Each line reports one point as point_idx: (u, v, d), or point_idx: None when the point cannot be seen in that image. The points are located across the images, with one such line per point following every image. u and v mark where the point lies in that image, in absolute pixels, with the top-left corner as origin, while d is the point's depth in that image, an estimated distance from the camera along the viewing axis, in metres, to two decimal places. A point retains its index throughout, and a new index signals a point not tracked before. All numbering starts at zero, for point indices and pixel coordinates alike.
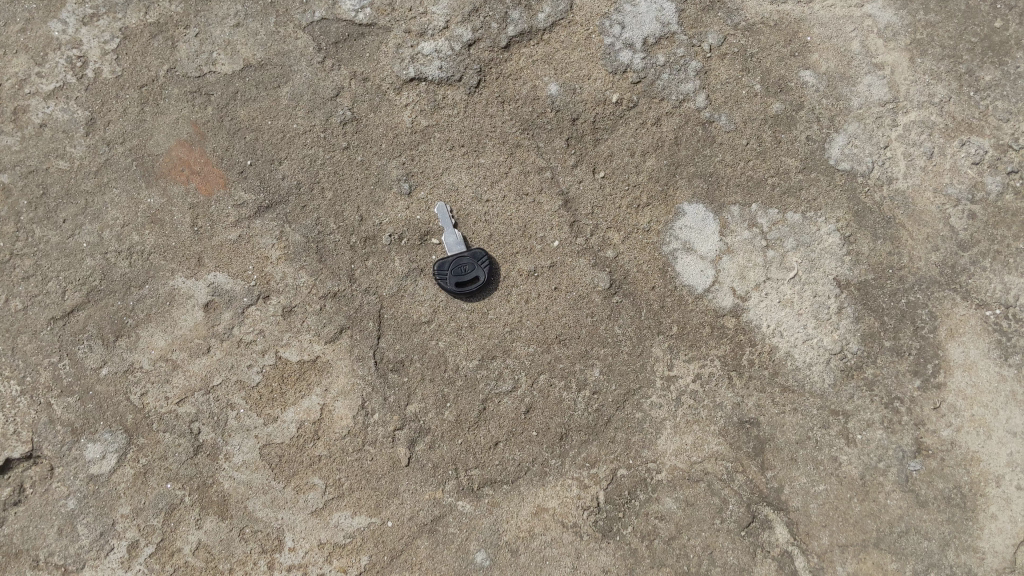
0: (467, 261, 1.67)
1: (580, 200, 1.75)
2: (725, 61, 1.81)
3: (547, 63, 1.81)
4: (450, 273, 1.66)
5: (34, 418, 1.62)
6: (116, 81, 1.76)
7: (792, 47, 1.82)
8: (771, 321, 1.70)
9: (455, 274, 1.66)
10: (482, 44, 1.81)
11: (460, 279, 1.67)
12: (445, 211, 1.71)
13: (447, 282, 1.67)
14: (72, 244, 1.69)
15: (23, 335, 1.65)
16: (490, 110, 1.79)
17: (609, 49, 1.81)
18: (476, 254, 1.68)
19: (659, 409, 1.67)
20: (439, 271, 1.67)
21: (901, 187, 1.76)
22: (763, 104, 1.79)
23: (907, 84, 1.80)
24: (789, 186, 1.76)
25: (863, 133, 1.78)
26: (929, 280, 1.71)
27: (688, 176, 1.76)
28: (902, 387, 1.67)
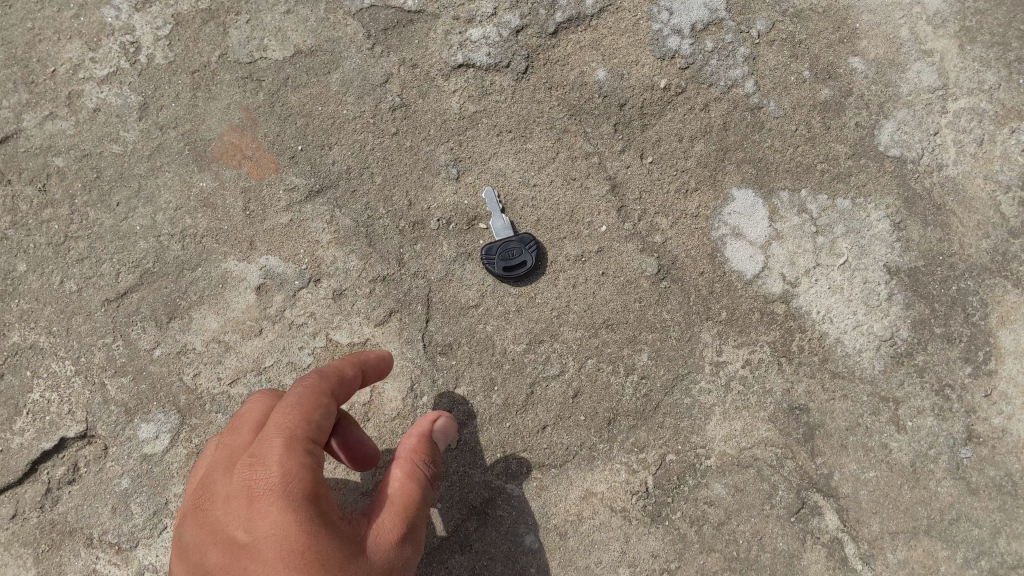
0: (516, 246, 1.69)
1: (627, 186, 1.76)
2: (774, 47, 1.81)
3: (594, 50, 1.82)
4: (497, 257, 1.68)
5: (89, 398, 1.63)
6: (169, 66, 1.79)
7: (841, 34, 1.83)
8: (820, 308, 1.69)
9: (502, 259, 1.68)
10: (530, 31, 1.81)
11: (507, 263, 1.68)
12: (492, 195, 1.72)
13: (495, 267, 1.68)
14: (125, 227, 1.71)
15: (77, 316, 1.67)
16: (538, 96, 1.79)
17: (657, 34, 1.81)
18: (524, 239, 1.70)
19: (708, 395, 1.66)
20: (487, 256, 1.68)
21: (951, 173, 1.75)
22: (811, 91, 1.79)
23: (957, 71, 1.80)
24: (839, 172, 1.76)
25: (912, 120, 1.78)
26: (980, 267, 1.71)
27: (736, 162, 1.76)
28: (952, 374, 1.66)
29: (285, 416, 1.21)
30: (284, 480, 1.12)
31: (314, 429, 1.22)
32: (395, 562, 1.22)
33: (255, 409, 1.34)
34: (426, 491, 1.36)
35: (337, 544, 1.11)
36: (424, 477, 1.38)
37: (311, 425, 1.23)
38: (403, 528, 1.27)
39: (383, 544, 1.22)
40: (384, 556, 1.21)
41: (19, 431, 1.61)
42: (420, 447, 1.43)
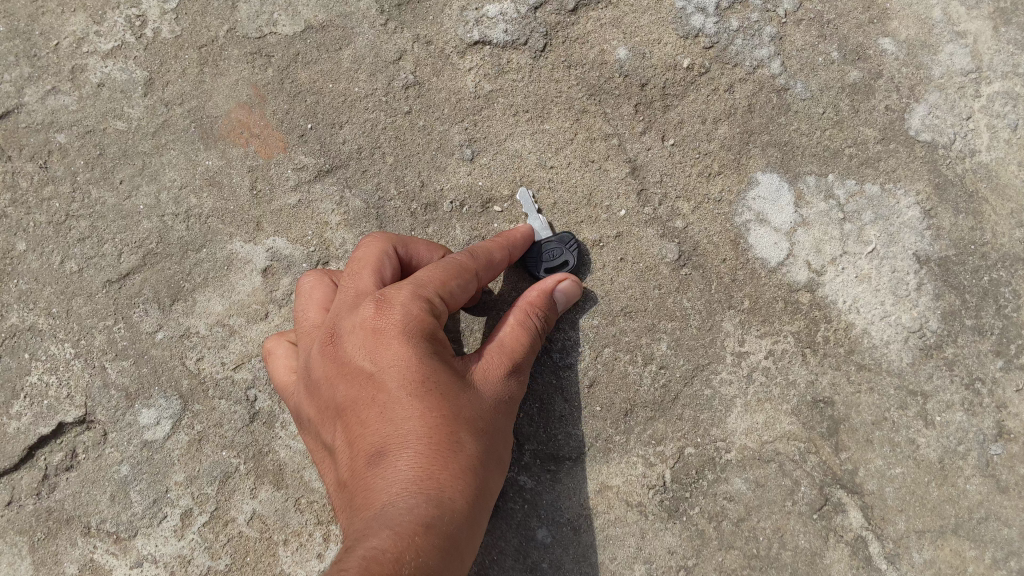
0: (556, 247, 1.62)
1: (647, 168, 1.70)
2: (801, 27, 1.75)
3: (615, 28, 1.76)
4: (539, 262, 1.62)
5: (89, 381, 1.58)
6: (176, 41, 1.74)
7: (871, 15, 1.77)
8: (847, 298, 1.63)
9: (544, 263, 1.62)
10: (549, 8, 1.75)
11: (550, 266, 1.62)
12: (526, 196, 1.65)
13: (539, 273, 1.62)
14: (128, 206, 1.66)
15: (78, 297, 1.61)
16: (556, 75, 1.74)
17: (680, 13, 1.76)
18: (564, 239, 1.63)
19: (729, 386, 1.60)
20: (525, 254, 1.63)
21: (984, 160, 1.69)
22: (839, 72, 1.73)
23: (991, 54, 1.74)
24: (867, 157, 1.69)
25: (944, 104, 1.72)
26: (1014, 257, 1.64)
27: (761, 145, 1.70)
28: (983, 368, 1.59)
29: (418, 369, 1.26)
30: (426, 427, 1.22)
31: (442, 375, 1.28)
32: (502, 402, 1.36)
33: (396, 295, 1.32)
34: (533, 344, 1.45)
35: (478, 486, 1.25)
36: (536, 332, 1.46)
37: (436, 376, 1.27)
38: (511, 397, 1.39)
39: (493, 383, 1.36)
40: (500, 397, 1.37)
41: (16, 415, 1.56)
42: (534, 301, 1.48)
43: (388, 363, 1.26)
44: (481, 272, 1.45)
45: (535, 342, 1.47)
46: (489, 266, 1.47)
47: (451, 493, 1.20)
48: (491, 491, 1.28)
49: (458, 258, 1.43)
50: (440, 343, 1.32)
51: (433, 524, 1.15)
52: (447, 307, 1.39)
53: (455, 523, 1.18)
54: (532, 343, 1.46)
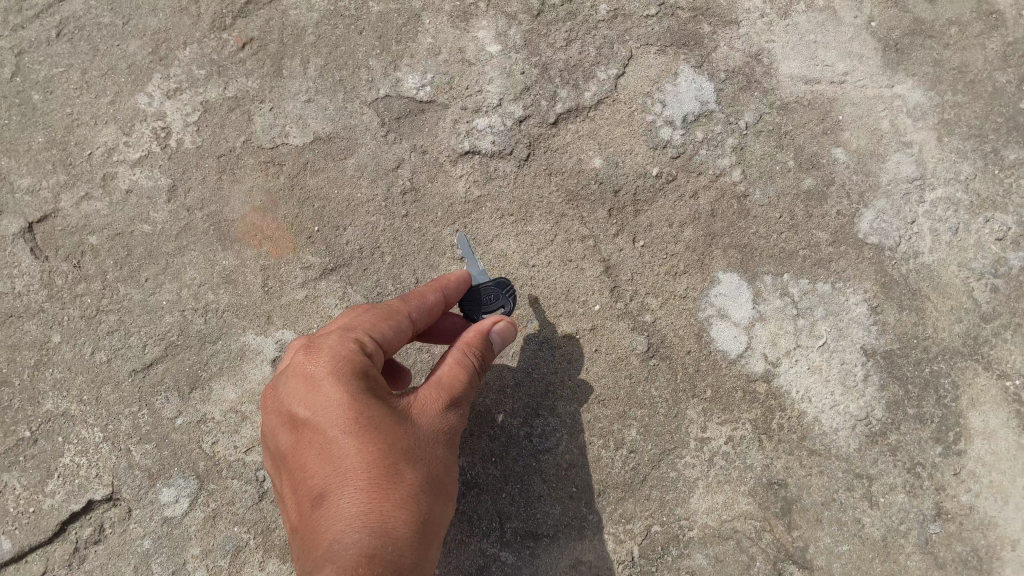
0: (493, 291, 1.70)
1: (620, 267, 1.88)
2: (760, 137, 1.94)
3: (591, 138, 1.96)
4: (476, 307, 1.70)
5: (115, 462, 1.75)
6: (197, 151, 1.94)
7: (825, 125, 1.95)
8: (799, 388, 1.80)
9: (480, 308, 1.69)
10: (532, 121, 1.96)
11: (486, 311, 1.70)
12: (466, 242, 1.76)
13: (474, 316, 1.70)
14: (153, 301, 1.84)
15: (107, 385, 1.80)
16: (538, 181, 1.93)
17: (650, 125, 1.95)
18: (500, 283, 1.71)
19: (692, 469, 1.77)
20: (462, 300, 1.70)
21: (927, 261, 1.86)
22: (795, 179, 1.91)
23: (934, 162, 1.92)
24: (820, 258, 1.87)
25: (891, 209, 1.89)
26: (952, 350, 1.81)
27: (723, 246, 1.88)
28: (923, 453, 1.76)
29: (352, 410, 1.35)
30: (364, 464, 1.32)
31: (377, 413, 1.37)
32: (442, 434, 1.44)
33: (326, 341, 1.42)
34: (470, 381, 1.50)
35: (422, 515, 1.34)
36: (473, 368, 1.51)
37: (372, 413, 1.36)
38: (451, 428, 1.47)
39: (430, 417, 1.44)
40: (440, 425, 1.44)
41: (50, 493, 1.73)
42: (472, 340, 1.52)
43: (321, 406, 1.36)
44: (416, 315, 1.54)
45: (473, 377, 1.51)
46: (424, 311, 1.56)
47: (394, 526, 1.30)
48: (438, 520, 1.38)
49: (389, 306, 1.53)
50: (375, 381, 1.41)
51: (375, 556, 1.25)
52: (382, 351, 1.48)
53: (400, 552, 1.29)
54: (467, 379, 1.50)
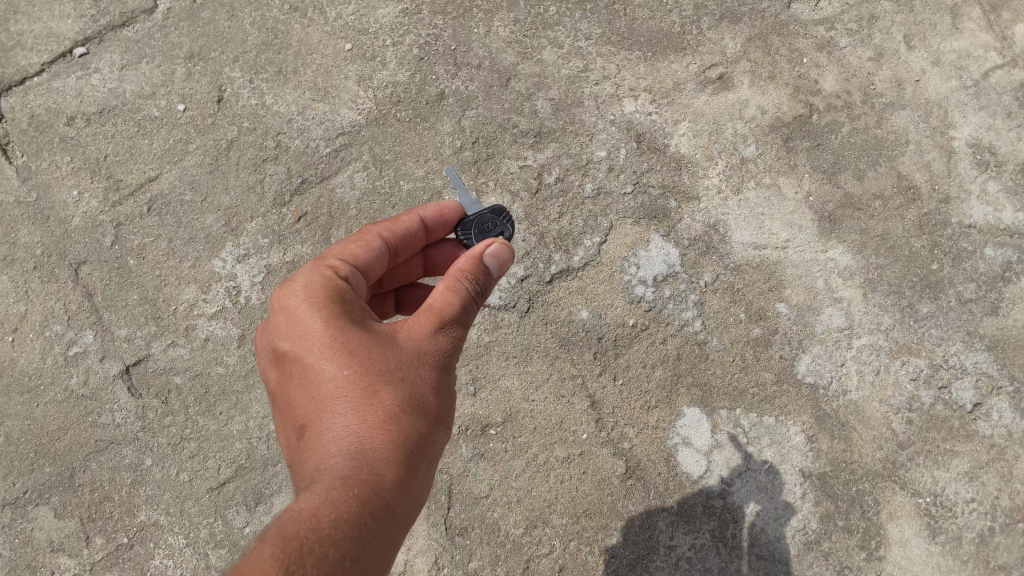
0: (488, 219, 1.94)
1: (603, 401, 2.32)
2: (717, 294, 2.39)
3: (580, 294, 2.42)
4: (474, 232, 1.94)
5: (196, 563, 2.18)
6: (262, 305, 2.38)
7: (770, 284, 2.40)
8: (749, 504, 2.20)
9: (479, 231, 1.94)
10: (531, 279, 2.44)
11: (484, 234, 1.94)
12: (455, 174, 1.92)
13: (473, 239, 1.95)
14: (226, 430, 2.27)
15: (189, 500, 2.23)
16: (537, 330, 2.39)
17: (627, 284, 2.41)
18: (496, 210, 1.95)
19: (662, 570, 2.17)
20: (465, 230, 1.95)
21: (853, 397, 2.28)
22: (745, 329, 2.36)
23: (861, 314, 2.36)
24: (766, 394, 2.29)
25: (823, 354, 2.32)
26: (875, 473, 2.22)
27: (687, 385, 2.32)
28: (850, 558, 2.16)
29: (333, 347, 1.63)
30: (347, 387, 1.60)
31: (358, 346, 1.64)
32: (430, 356, 1.67)
33: (308, 274, 1.73)
34: (462, 303, 1.70)
35: (405, 433, 1.58)
36: (467, 292, 1.71)
37: (353, 348, 1.63)
38: (439, 346, 1.70)
39: (418, 340, 1.68)
40: (426, 347, 1.67)
41: None
42: (464, 267, 1.72)
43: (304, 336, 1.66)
44: (389, 236, 1.91)
45: (468, 302, 1.72)
46: (398, 234, 1.94)
47: (376, 449, 1.55)
48: (421, 438, 1.61)
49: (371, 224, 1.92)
50: (354, 311, 1.70)
51: (353, 473, 1.50)
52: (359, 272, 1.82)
53: (380, 467, 1.53)
54: (461, 303, 1.70)
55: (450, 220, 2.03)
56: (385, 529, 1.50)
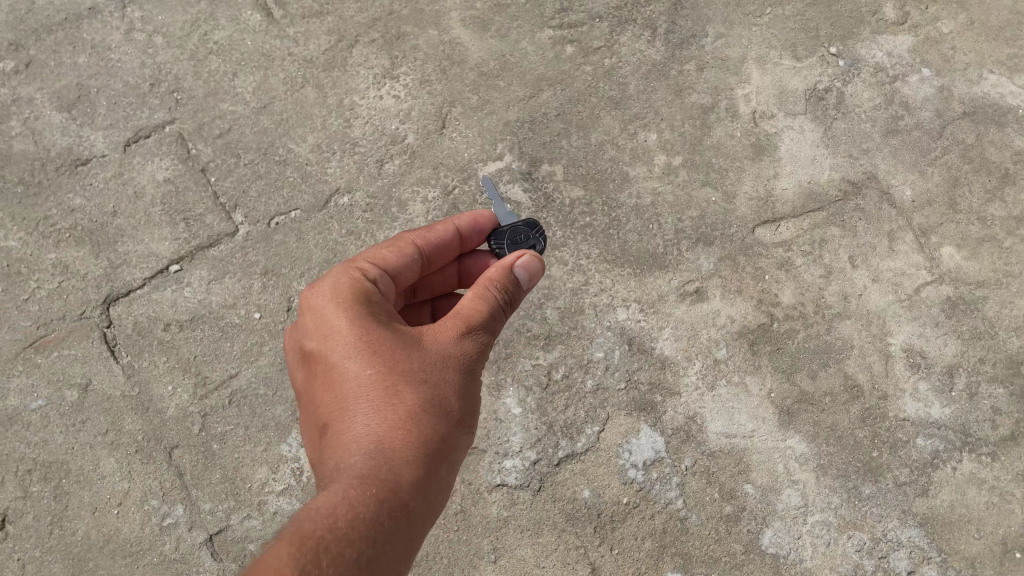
0: (522, 233, 2.62)
1: (602, 567, 2.82)
2: (695, 476, 2.91)
3: (583, 475, 2.93)
4: (508, 241, 2.60)
5: None
6: None
7: (739, 467, 2.92)
8: None
9: (511, 241, 2.60)
10: (542, 461, 2.95)
11: (517, 243, 2.61)
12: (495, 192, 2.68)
13: (505, 247, 2.60)
14: None
15: None
16: (547, 505, 2.90)
17: (622, 467, 2.94)
18: (530, 226, 2.64)
19: None
20: (498, 240, 2.61)
21: (808, 565, 2.78)
22: (719, 506, 2.86)
23: (815, 494, 2.86)
24: (735, 562, 2.79)
25: (783, 528, 2.83)
26: None
27: (671, 554, 2.81)
28: None
29: (365, 360, 2.16)
30: (377, 388, 2.13)
31: (386, 358, 2.17)
32: (449, 361, 2.20)
33: (346, 287, 2.28)
34: (483, 310, 2.26)
35: (422, 431, 2.10)
36: (494, 298, 2.28)
37: (382, 358, 2.16)
38: (459, 347, 2.23)
39: (444, 340, 2.22)
40: (445, 352, 2.21)
41: None
42: (489, 280, 2.29)
43: (338, 347, 2.19)
44: (422, 246, 2.50)
45: (489, 309, 2.27)
46: (433, 244, 2.53)
47: (395, 450, 2.05)
48: (436, 435, 2.12)
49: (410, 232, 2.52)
50: (384, 323, 2.24)
51: (375, 472, 1.99)
52: (391, 271, 2.42)
53: (399, 464, 2.03)
54: (490, 304, 2.27)
55: (480, 229, 2.62)
56: (403, 521, 1.97)
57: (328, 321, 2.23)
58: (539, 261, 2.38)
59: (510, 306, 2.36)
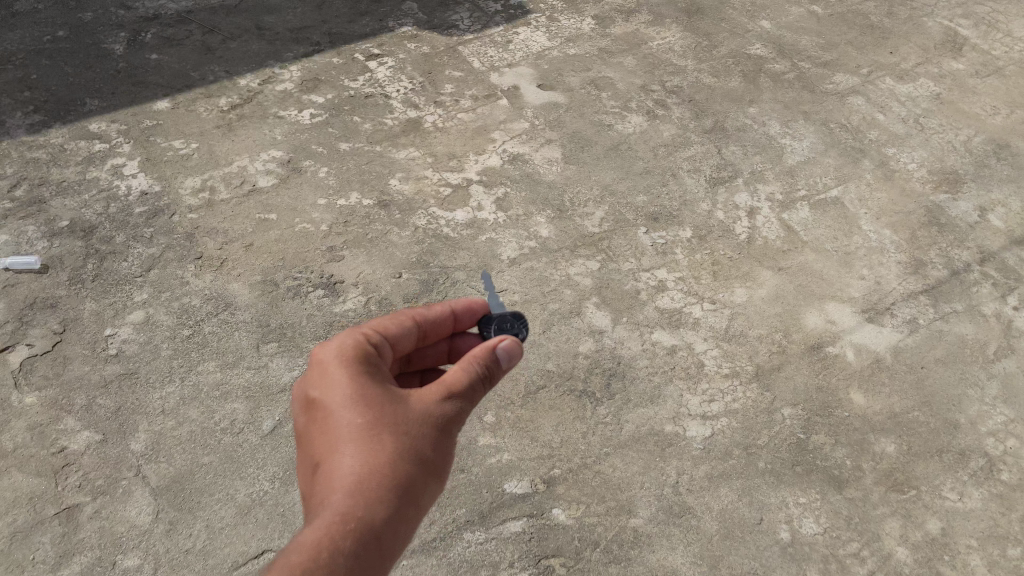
0: (508, 323, 4.30)
1: None
2: None
3: None
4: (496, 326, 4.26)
5: None
6: None
7: None
8: None
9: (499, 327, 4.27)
10: None
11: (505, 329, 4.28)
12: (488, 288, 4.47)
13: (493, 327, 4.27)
14: None
15: None
16: None
17: None
18: (515, 320, 4.33)
19: None
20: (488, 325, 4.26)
21: None
22: None
23: None
24: None
25: None
26: None
27: None
28: None
29: (357, 421, 3.44)
30: (366, 439, 3.40)
31: (370, 420, 3.45)
32: (422, 423, 3.53)
33: (351, 353, 3.61)
34: (456, 380, 3.63)
35: (392, 472, 3.33)
36: (471, 371, 3.66)
37: (368, 420, 3.45)
38: (436, 413, 3.57)
39: (428, 407, 3.57)
40: (419, 417, 3.54)
41: None
42: (472, 358, 3.69)
43: (340, 401, 3.49)
44: (418, 320, 3.93)
45: (469, 377, 3.66)
46: (435, 320, 3.99)
47: (370, 492, 3.24)
48: (405, 477, 3.35)
49: (417, 310, 3.95)
50: (377, 387, 3.56)
51: (350, 511, 3.14)
52: (390, 339, 3.82)
53: (372, 502, 3.21)
54: (467, 376, 3.65)
55: (470, 313, 4.15)
56: (371, 539, 3.11)
57: (337, 380, 3.53)
58: (516, 345, 3.76)
59: (487, 377, 3.72)
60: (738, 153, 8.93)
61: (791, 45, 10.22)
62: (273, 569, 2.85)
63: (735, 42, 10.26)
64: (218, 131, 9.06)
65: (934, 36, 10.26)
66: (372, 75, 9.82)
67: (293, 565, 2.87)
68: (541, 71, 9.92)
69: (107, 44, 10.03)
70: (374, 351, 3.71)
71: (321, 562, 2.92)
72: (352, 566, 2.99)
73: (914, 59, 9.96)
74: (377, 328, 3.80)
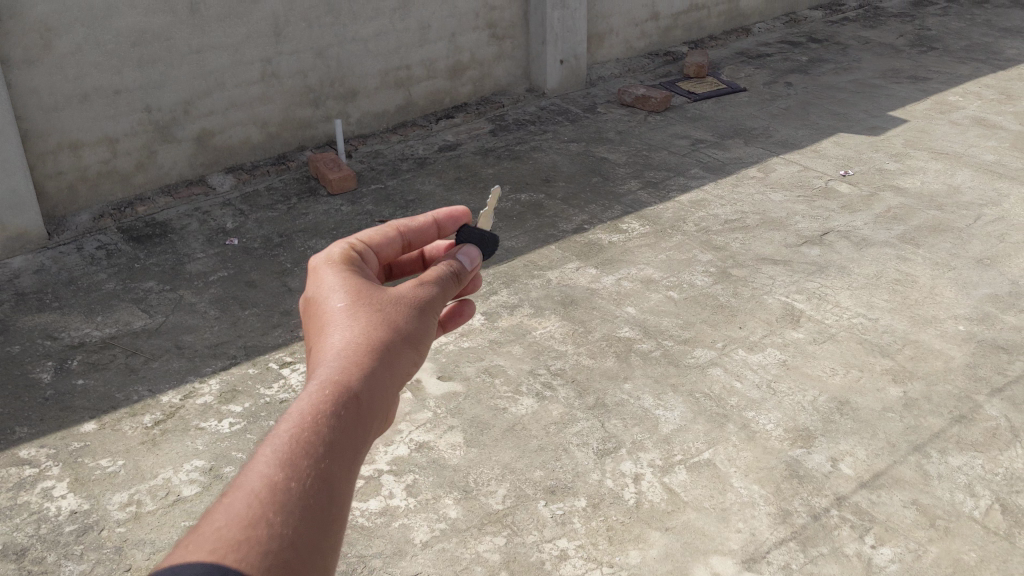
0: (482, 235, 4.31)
1: None
2: None
3: None
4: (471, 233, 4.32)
5: None
6: None
7: None
8: None
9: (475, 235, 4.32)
10: None
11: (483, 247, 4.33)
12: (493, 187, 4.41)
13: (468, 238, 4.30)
14: None
15: None
16: None
17: None
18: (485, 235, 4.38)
19: None
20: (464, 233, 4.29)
21: None
22: None
23: None
24: None
25: None
26: None
27: None
28: None
29: (338, 311, 3.39)
30: (348, 323, 3.32)
31: (351, 310, 3.39)
32: (398, 311, 3.44)
33: (336, 262, 3.67)
34: (429, 283, 3.64)
35: (373, 346, 3.22)
36: (443, 272, 3.74)
37: (348, 309, 3.39)
38: (410, 303, 3.49)
39: (403, 294, 3.51)
40: (395, 308, 3.45)
41: None
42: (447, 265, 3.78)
43: (325, 298, 3.47)
44: (405, 230, 4.01)
45: (441, 278, 3.70)
46: (420, 228, 4.05)
47: (353, 362, 3.11)
48: (385, 352, 3.23)
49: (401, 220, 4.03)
50: (356, 284, 3.55)
51: (336, 375, 3.01)
52: (375, 246, 3.92)
53: (356, 369, 3.07)
54: (438, 280, 3.69)
55: (455, 221, 4.19)
56: (357, 399, 2.94)
57: (326, 282, 3.57)
58: (479, 256, 3.94)
59: (459, 280, 3.81)
60: (620, 426, 10.04)
61: (655, 326, 11.71)
62: (264, 441, 2.69)
63: (607, 326, 11.70)
64: (142, 446, 9.75)
65: (775, 312, 11.92)
66: (286, 380, 10.76)
67: (284, 432, 2.71)
68: (439, 364, 11.05)
69: (35, 373, 10.84)
70: (356, 257, 3.78)
71: (310, 419, 2.78)
72: (341, 417, 2.82)
73: (760, 331, 11.53)
74: (364, 237, 3.90)
